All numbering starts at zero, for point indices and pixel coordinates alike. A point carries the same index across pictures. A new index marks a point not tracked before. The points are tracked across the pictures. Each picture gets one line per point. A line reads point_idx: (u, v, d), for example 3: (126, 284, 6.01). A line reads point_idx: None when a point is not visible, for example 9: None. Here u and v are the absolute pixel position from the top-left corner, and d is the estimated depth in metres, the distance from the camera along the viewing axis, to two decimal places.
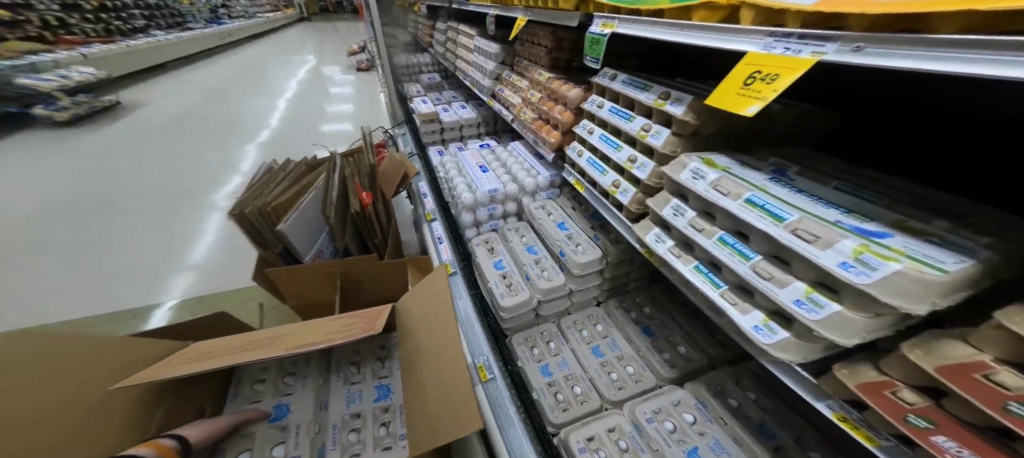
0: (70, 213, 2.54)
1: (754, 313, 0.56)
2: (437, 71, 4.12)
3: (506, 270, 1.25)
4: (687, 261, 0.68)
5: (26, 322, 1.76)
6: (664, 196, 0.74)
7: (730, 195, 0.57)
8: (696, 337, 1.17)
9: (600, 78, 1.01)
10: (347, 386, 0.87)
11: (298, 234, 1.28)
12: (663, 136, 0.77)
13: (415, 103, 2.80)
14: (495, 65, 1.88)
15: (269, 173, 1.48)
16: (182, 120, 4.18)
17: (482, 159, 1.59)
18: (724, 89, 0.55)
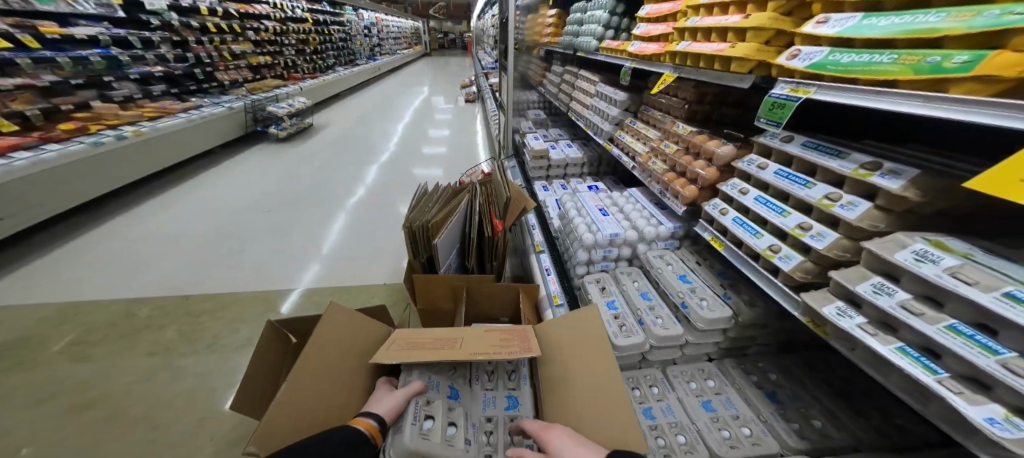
0: (279, 205, 3.39)
1: (992, 406, 0.47)
2: (543, 108, 4.43)
3: (619, 311, 1.25)
4: (887, 340, 0.61)
5: (225, 282, 2.36)
6: (861, 272, 0.70)
7: (976, 284, 0.52)
8: (839, 414, 1.00)
9: (768, 140, 1.01)
10: (483, 391, 0.97)
11: (444, 248, 1.50)
12: (860, 210, 0.73)
13: (528, 139, 3.07)
14: (618, 112, 1.99)
15: (422, 195, 1.78)
16: (339, 140, 5.27)
17: (602, 202, 1.66)
18: (1008, 175, 0.45)
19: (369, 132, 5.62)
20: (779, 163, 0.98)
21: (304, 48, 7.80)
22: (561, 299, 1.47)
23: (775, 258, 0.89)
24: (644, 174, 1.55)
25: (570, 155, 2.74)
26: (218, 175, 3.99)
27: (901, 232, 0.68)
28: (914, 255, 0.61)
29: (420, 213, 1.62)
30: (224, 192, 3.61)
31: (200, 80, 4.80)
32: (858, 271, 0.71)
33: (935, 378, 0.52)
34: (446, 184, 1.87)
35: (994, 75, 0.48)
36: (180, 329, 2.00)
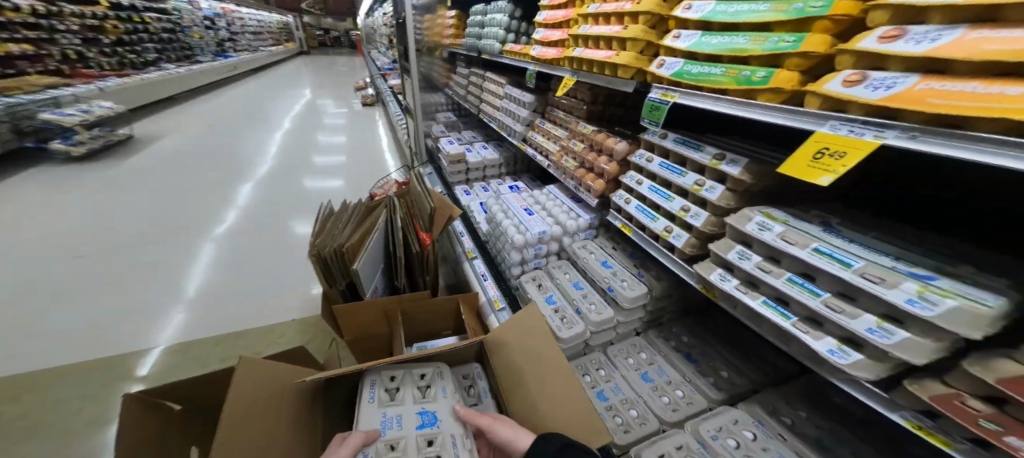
0: (107, 246, 2.62)
1: (827, 339, 0.64)
2: (452, 111, 4.39)
3: (558, 304, 1.33)
4: (755, 296, 0.77)
5: (52, 358, 1.76)
6: (728, 242, 0.86)
7: (800, 245, 0.69)
8: (736, 362, 1.24)
9: (649, 136, 1.18)
10: None
11: (365, 272, 1.35)
12: (718, 191, 0.91)
13: (441, 142, 3.01)
14: (528, 113, 2.08)
15: (330, 216, 1.59)
16: (207, 155, 4.36)
17: (526, 202, 1.71)
18: (796, 159, 0.70)
19: (249, 144, 4.79)
20: (660, 157, 1.14)
21: (99, 36, 5.98)
22: (502, 302, 1.49)
23: (669, 237, 1.05)
24: (559, 171, 1.66)
25: (487, 157, 2.78)
26: (18, 214, 2.96)
27: (749, 208, 0.84)
28: (759, 225, 0.77)
29: (330, 238, 1.44)
30: (33, 236, 2.69)
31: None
32: (727, 242, 0.86)
33: (791, 323, 0.70)
34: (358, 200, 1.70)
35: (782, 87, 0.72)
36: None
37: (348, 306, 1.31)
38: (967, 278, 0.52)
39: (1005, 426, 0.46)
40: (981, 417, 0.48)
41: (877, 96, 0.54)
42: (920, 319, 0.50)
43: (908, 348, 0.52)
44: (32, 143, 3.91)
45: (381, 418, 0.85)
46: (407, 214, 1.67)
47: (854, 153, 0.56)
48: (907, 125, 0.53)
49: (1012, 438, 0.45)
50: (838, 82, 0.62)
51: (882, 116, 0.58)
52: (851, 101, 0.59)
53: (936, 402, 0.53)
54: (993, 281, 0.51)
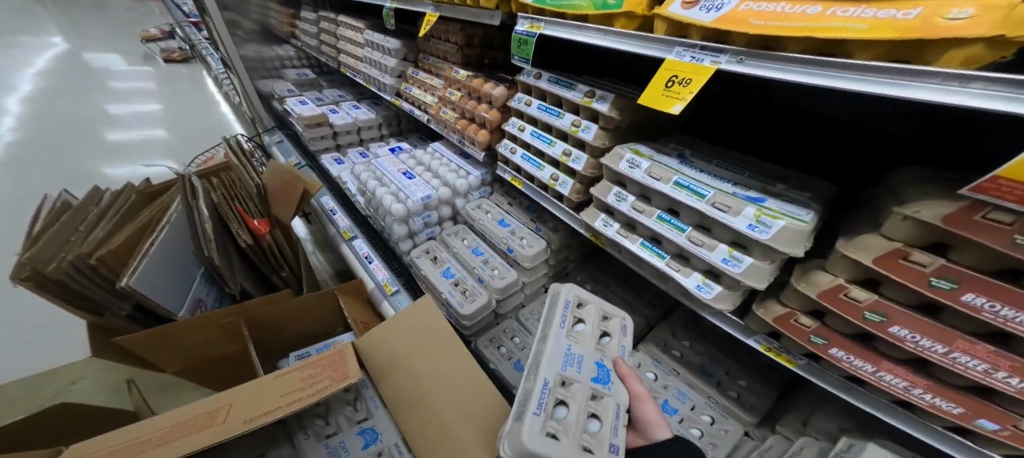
0: None
1: (694, 274, 0.66)
2: (309, 67, 3.57)
3: (457, 277, 1.20)
4: (634, 239, 0.76)
5: None
6: (605, 184, 0.79)
7: (662, 181, 0.64)
8: (632, 301, 1.34)
9: (524, 77, 1.07)
10: (324, 441, 0.80)
11: (152, 287, 0.94)
12: (592, 130, 0.88)
13: (291, 103, 2.42)
14: (396, 62, 1.75)
15: (65, 211, 1.01)
16: None
17: (404, 165, 1.44)
18: (652, 88, 0.68)
19: None
20: (538, 99, 1.05)
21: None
22: (394, 285, 1.28)
23: (556, 185, 1.00)
24: (439, 125, 1.47)
25: (359, 117, 2.36)
26: None
27: (617, 147, 0.75)
28: (629, 165, 0.71)
29: (63, 248, 0.91)
30: None
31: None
32: (604, 185, 0.80)
33: (666, 262, 0.70)
34: (130, 184, 1.13)
35: (633, 11, 0.69)
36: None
37: (137, 338, 0.96)
38: (791, 189, 0.56)
39: (889, 316, 0.50)
40: (868, 310, 0.51)
41: (709, 18, 0.55)
42: (757, 242, 0.51)
43: (750, 272, 0.55)
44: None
45: (565, 350, 0.72)
46: (225, 195, 1.17)
47: (696, 79, 0.57)
48: (734, 49, 0.56)
49: (896, 328, 0.49)
50: (678, 3, 0.62)
51: (717, 41, 0.59)
52: (692, 24, 0.59)
53: (822, 298, 0.55)
54: (799, 195, 0.54)
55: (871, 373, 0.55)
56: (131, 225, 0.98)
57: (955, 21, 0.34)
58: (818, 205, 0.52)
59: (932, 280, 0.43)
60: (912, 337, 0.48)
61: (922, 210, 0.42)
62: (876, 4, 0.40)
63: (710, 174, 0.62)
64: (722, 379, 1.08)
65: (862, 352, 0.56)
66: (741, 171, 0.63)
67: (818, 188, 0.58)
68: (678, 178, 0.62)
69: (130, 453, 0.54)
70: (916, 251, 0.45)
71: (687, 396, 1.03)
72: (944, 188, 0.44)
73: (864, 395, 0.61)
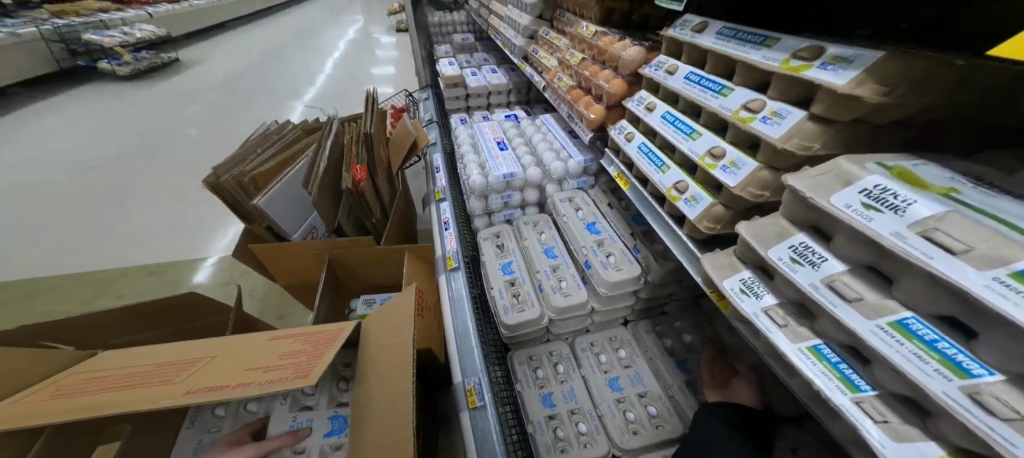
0: (120, 163, 2.67)
1: (925, 446, 0.29)
2: (471, 30, 3.74)
3: (515, 276, 1.01)
4: (799, 337, 0.39)
5: (60, 268, 1.86)
6: (780, 226, 0.43)
7: (963, 254, 0.26)
8: None
9: (676, 30, 0.66)
10: (295, 412, 0.76)
11: (283, 214, 1.13)
12: (789, 122, 0.43)
13: (442, 64, 2.54)
14: (529, 21, 1.54)
15: (264, 135, 1.33)
16: (226, 74, 4.24)
17: (502, 133, 1.32)
18: None
19: (266, 64, 4.59)
20: (691, 65, 0.63)
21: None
22: (455, 261, 1.19)
23: (679, 200, 0.57)
24: (552, 95, 1.22)
25: (492, 81, 2.32)
26: (36, 129, 2.98)
27: (844, 156, 0.39)
28: (862, 198, 0.34)
29: (241, 161, 1.17)
30: (46, 155, 2.69)
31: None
32: (776, 225, 0.44)
33: (855, 398, 0.33)
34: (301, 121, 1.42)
35: None
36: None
37: (268, 249, 1.11)
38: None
39: None
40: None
41: None
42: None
43: None
44: (81, 62, 3.77)
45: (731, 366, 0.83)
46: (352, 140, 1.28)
47: None
48: None
49: None
50: None
51: None
52: None
53: None
54: None
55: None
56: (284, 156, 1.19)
57: None
58: None
59: None
60: None
61: None
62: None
63: None
64: None
65: None
66: None
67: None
68: None
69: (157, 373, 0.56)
70: None
71: None
72: None
73: None
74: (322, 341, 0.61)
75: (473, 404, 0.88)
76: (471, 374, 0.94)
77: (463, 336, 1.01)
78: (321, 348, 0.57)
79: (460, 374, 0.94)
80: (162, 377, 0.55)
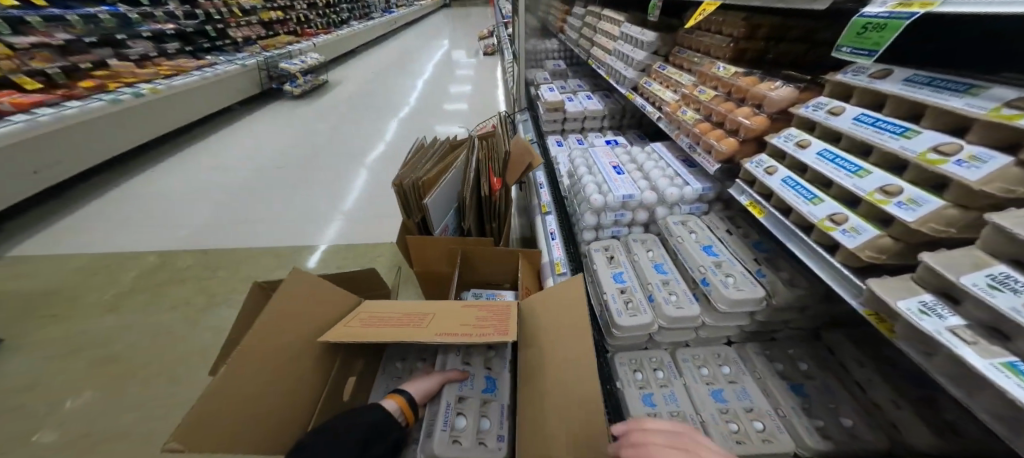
0: (277, 162, 3.35)
1: None
2: (564, 57, 4.01)
3: (627, 284, 1.11)
4: (989, 354, 0.39)
5: (237, 238, 2.39)
6: (978, 259, 0.44)
7: None
8: (876, 412, 0.84)
9: (845, 74, 0.71)
10: (462, 364, 0.95)
11: (438, 212, 1.39)
12: (987, 167, 0.45)
13: (542, 90, 2.77)
14: (644, 56, 1.68)
15: (420, 148, 1.63)
16: (351, 94, 5.07)
17: (616, 158, 1.45)
18: None
19: (383, 86, 5.39)
20: (861, 107, 0.68)
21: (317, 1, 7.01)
22: (564, 267, 1.34)
23: (836, 230, 0.63)
24: (672, 125, 1.32)
25: (590, 107, 2.48)
26: (225, 134, 3.89)
27: None
28: None
29: (413, 169, 1.47)
30: (232, 154, 3.51)
31: (211, 38, 4.51)
32: (970, 256, 0.45)
33: None
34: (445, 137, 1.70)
35: None
36: (191, 285, 2.03)
37: (417, 239, 1.38)
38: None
39: None
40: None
41: None
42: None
43: None
44: (275, 85, 4.85)
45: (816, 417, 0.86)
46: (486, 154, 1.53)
47: None
48: None
49: None
50: None
51: None
52: None
53: None
54: None
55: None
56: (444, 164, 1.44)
57: None
58: None
59: None
60: None
61: None
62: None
63: None
64: None
65: None
66: None
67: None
68: None
69: (381, 321, 0.73)
70: None
71: None
72: None
73: None
74: (495, 312, 0.74)
75: None
76: None
77: None
78: (503, 317, 0.72)
79: None
80: (389, 324, 0.71)
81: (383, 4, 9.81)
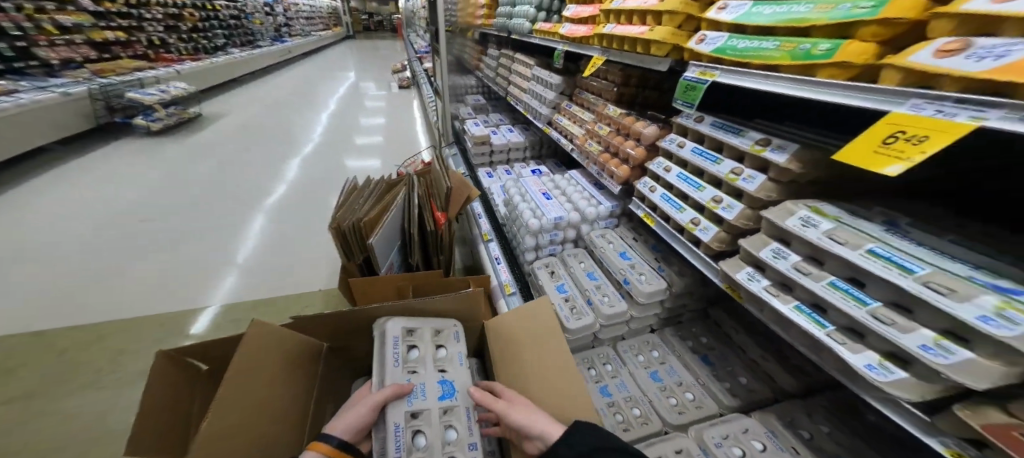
0: (160, 212, 2.85)
1: (867, 352, 0.50)
2: (483, 93, 4.31)
3: (569, 293, 1.29)
4: (786, 300, 0.61)
5: (111, 307, 1.96)
6: (761, 239, 0.67)
7: (847, 244, 0.51)
8: (759, 367, 1.13)
9: (683, 119, 1.00)
10: (408, 375, 0.89)
11: (383, 250, 1.39)
12: (757, 182, 0.72)
13: (467, 124, 2.96)
14: (555, 95, 1.97)
15: (353, 191, 1.61)
16: (253, 131, 4.61)
17: (543, 186, 1.67)
18: (850, 149, 0.45)
19: (291, 121, 5.02)
20: (694, 142, 0.96)
21: (178, 25, 6.19)
22: (512, 286, 1.48)
23: (695, 230, 0.88)
24: (582, 155, 1.58)
25: (512, 139, 2.73)
26: (77, 183, 3.17)
27: (789, 201, 0.64)
28: (799, 221, 0.59)
29: (349, 211, 1.44)
30: (89, 207, 2.86)
31: (8, 58, 3.57)
32: (759, 238, 0.68)
33: (826, 332, 0.55)
34: (380, 176, 1.70)
35: (850, 61, 0.48)
36: (33, 378, 1.57)
37: (362, 280, 1.35)
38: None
39: None
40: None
41: (978, 69, 0.33)
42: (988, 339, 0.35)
43: (969, 372, 0.38)
44: (119, 117, 4.14)
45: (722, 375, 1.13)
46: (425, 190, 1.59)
47: (939, 136, 0.34)
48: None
49: None
50: (929, 52, 0.39)
51: (921, 88, 0.41)
52: (933, 73, 0.37)
53: (992, 435, 0.39)
54: None
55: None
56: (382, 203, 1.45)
57: None
58: None
59: None
60: None
61: None
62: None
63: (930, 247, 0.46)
64: None
65: None
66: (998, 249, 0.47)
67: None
68: (872, 246, 0.49)
69: None
70: None
71: None
72: None
73: None
74: None
75: None
76: None
77: None
78: None
79: None
80: None
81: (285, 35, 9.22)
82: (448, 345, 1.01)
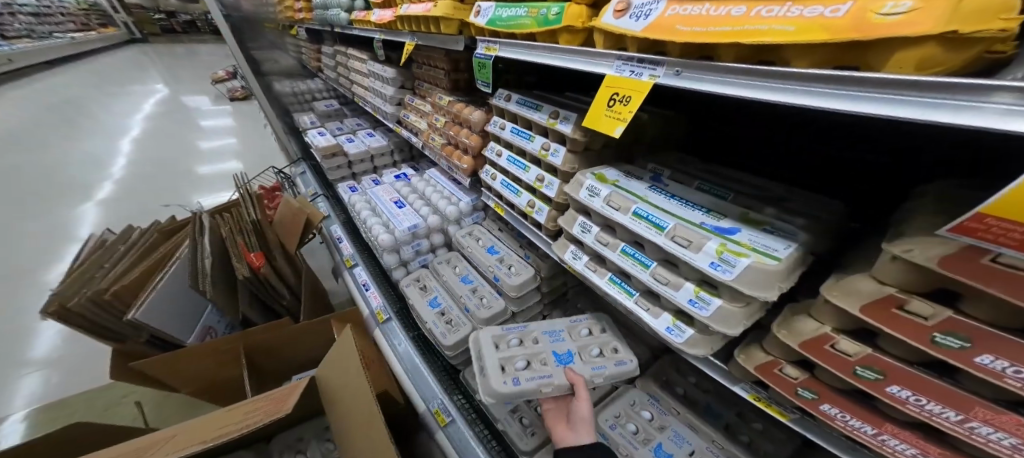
0: None
1: (664, 316, 0.59)
2: (334, 96, 3.77)
3: (443, 306, 1.18)
4: (602, 274, 0.69)
5: None
6: (571, 214, 0.74)
7: (621, 210, 0.61)
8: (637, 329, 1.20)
9: (497, 100, 1.01)
10: (566, 325, 0.92)
11: (166, 319, 1.05)
12: (561, 155, 0.80)
13: (311, 135, 2.54)
14: (394, 91, 1.78)
15: (100, 249, 1.14)
16: None
17: (396, 193, 1.52)
18: (595, 108, 0.60)
19: (55, 166, 3.63)
20: (512, 122, 0.98)
21: None
22: (385, 313, 1.30)
23: (532, 212, 0.92)
24: (430, 151, 1.47)
25: (372, 145, 2.44)
26: None
27: (579, 173, 0.71)
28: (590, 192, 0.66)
29: (86, 284, 1.01)
30: None
31: None
32: (570, 214, 0.74)
33: (634, 300, 0.63)
34: (151, 223, 1.23)
35: (572, 25, 0.59)
36: None
37: (153, 361, 1.02)
38: (781, 214, 0.53)
39: (885, 374, 0.41)
40: (938, 333, 0.34)
41: (639, 27, 0.47)
42: (722, 281, 0.47)
43: (722, 319, 0.50)
44: None
45: None
46: (232, 229, 1.24)
47: (635, 96, 0.50)
48: (670, 60, 0.47)
49: (895, 389, 0.41)
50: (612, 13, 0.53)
51: (618, 49, 0.55)
52: (624, 35, 0.50)
53: (865, 314, 0.39)
54: (780, 242, 0.47)
55: (872, 435, 0.46)
56: (151, 261, 1.07)
57: (890, 17, 0.27)
58: (786, 256, 0.45)
59: (935, 337, 0.35)
60: (914, 398, 0.40)
61: (907, 247, 0.35)
62: (803, 1, 0.32)
63: (680, 202, 0.59)
64: (732, 422, 0.92)
65: (860, 412, 0.47)
66: (724, 195, 0.61)
67: (812, 213, 0.55)
68: (636, 206, 0.58)
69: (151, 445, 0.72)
70: (915, 299, 0.36)
71: (686, 442, 0.87)
72: (937, 204, 0.39)
73: (814, 425, 0.55)
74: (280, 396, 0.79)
75: (444, 422, 1.03)
76: (433, 399, 1.09)
77: (414, 370, 1.16)
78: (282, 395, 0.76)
79: (423, 403, 1.09)
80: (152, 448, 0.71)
81: (21, 42, 6.52)
82: (608, 360, 0.84)
